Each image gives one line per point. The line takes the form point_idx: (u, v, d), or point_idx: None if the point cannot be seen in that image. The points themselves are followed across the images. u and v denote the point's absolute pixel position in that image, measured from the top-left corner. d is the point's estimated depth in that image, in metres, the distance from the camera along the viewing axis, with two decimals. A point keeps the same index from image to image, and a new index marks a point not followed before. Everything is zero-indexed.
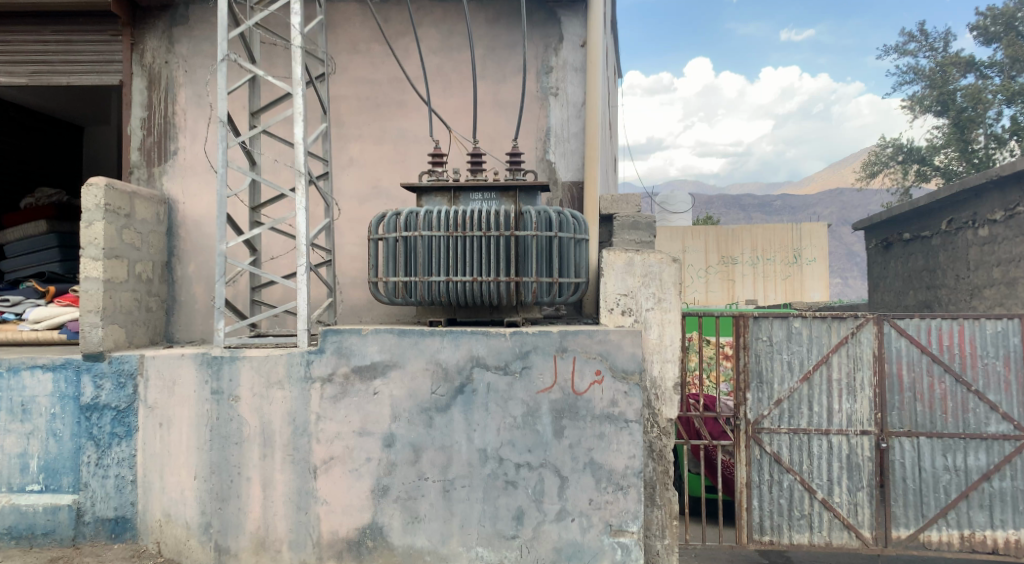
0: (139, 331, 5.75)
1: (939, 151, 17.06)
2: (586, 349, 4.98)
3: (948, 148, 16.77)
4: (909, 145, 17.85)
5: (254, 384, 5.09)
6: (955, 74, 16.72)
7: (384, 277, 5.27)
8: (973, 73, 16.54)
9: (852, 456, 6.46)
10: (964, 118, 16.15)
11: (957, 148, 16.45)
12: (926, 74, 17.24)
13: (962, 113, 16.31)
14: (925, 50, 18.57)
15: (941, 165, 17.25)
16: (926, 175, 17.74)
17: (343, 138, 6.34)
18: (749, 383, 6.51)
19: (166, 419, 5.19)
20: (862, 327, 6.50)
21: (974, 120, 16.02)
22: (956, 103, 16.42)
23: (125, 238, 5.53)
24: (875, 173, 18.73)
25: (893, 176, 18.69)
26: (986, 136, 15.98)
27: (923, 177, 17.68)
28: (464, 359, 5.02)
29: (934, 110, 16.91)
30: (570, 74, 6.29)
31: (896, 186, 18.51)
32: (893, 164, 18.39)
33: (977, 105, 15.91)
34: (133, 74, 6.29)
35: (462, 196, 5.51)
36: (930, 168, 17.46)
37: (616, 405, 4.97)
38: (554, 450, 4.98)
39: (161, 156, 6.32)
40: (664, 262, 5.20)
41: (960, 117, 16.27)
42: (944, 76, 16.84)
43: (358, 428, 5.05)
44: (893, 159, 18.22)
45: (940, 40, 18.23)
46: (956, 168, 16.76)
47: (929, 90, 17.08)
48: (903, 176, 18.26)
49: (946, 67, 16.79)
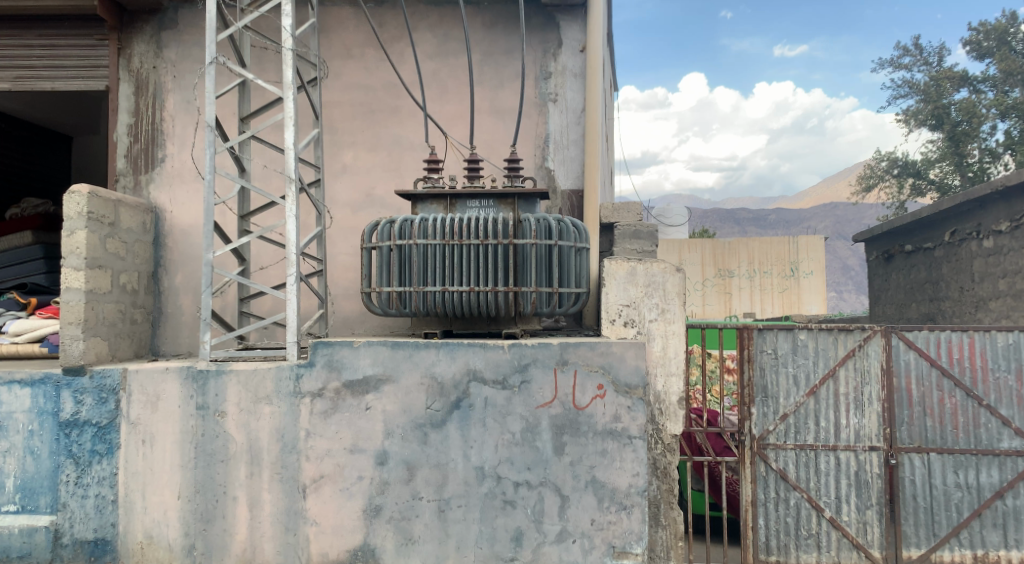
0: (123, 344, 5.54)
1: (934, 165, 16.97)
2: (588, 362, 4.79)
3: (942, 162, 16.69)
4: (905, 159, 17.80)
5: (241, 399, 4.88)
6: (949, 87, 16.50)
7: (377, 288, 5.08)
8: (967, 88, 16.49)
9: (861, 473, 6.25)
10: (959, 132, 16.10)
11: (952, 162, 16.39)
12: (920, 88, 17.19)
13: (956, 127, 16.26)
14: (919, 65, 18.61)
15: (936, 179, 17.19)
16: (921, 189, 17.68)
17: (337, 145, 6.17)
18: (753, 398, 6.32)
19: (149, 435, 4.96)
20: (870, 339, 6.32)
21: (969, 134, 15.98)
22: (950, 118, 16.38)
23: (110, 247, 5.34)
24: (871, 186, 18.66)
25: (889, 189, 18.65)
26: (980, 150, 15.92)
27: (919, 191, 17.67)
28: (460, 373, 4.82)
29: (929, 124, 16.86)
30: (569, 80, 6.15)
31: (892, 200, 18.42)
32: (889, 178, 18.34)
33: (972, 119, 15.86)
34: (120, 79, 6.13)
35: (459, 203, 5.34)
36: (925, 182, 17.36)
37: (619, 420, 4.77)
38: (554, 468, 4.77)
39: (148, 163, 6.15)
40: (668, 272, 5.03)
41: (954, 132, 16.22)
42: (938, 90, 16.67)
43: (350, 445, 4.83)
44: (888, 172, 18.14)
45: (935, 55, 18.28)
46: (952, 182, 16.71)
47: (924, 104, 17.01)
48: (899, 190, 18.22)
49: (940, 80, 16.62)
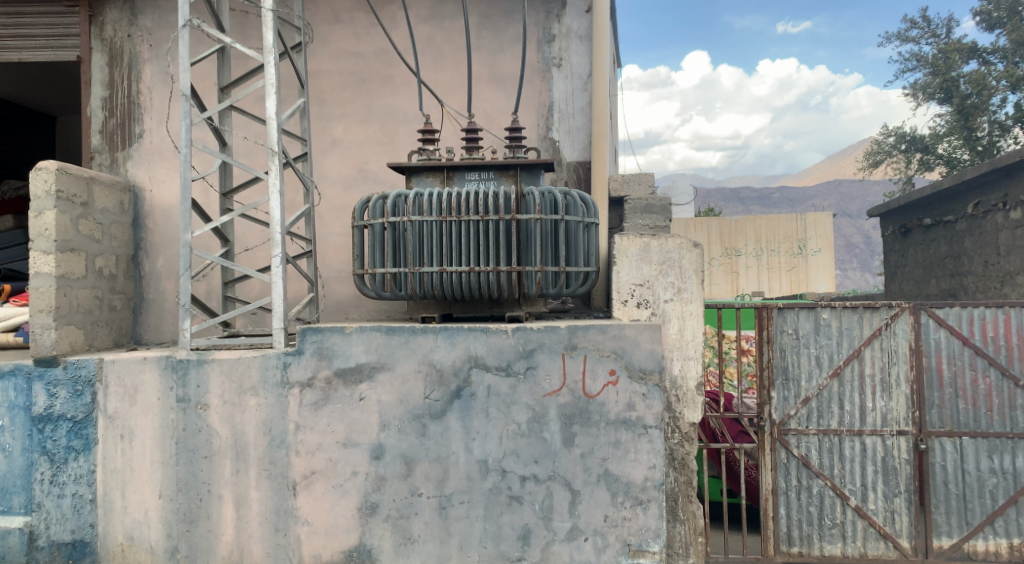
0: (102, 333, 5.18)
1: (942, 139, 16.33)
2: (599, 346, 4.42)
3: (951, 136, 16.04)
4: (913, 133, 17.13)
5: (225, 391, 4.53)
6: (959, 61, 15.93)
7: (370, 269, 4.69)
8: (977, 60, 15.85)
9: (888, 459, 5.89)
10: (968, 105, 15.42)
11: (962, 136, 15.75)
12: (928, 60, 16.54)
13: (965, 100, 15.57)
14: (927, 37, 18.01)
15: (944, 153, 16.48)
16: (930, 165, 17.07)
17: (326, 118, 5.76)
18: (773, 381, 5.95)
19: (128, 430, 4.61)
20: (897, 317, 5.92)
21: (979, 107, 15.31)
22: (960, 91, 15.72)
23: (83, 229, 4.93)
24: (878, 163, 18.08)
25: (897, 165, 17.91)
26: (990, 123, 15.30)
27: (927, 166, 16.92)
28: (461, 359, 4.45)
29: (937, 98, 16.18)
30: (574, 43, 5.70)
31: (900, 176, 17.83)
32: (896, 153, 17.66)
33: (982, 91, 15.18)
34: (91, 49, 5.68)
35: (457, 176, 4.92)
36: (934, 156, 16.72)
37: (633, 409, 4.40)
38: (563, 461, 4.41)
39: (125, 140, 5.72)
40: (684, 248, 4.62)
41: (964, 105, 15.54)
42: (947, 62, 16.02)
43: (343, 438, 4.49)
44: (896, 148, 17.48)
45: (944, 27, 17.66)
46: (961, 156, 16.08)
47: (932, 78, 16.36)
48: (907, 164, 17.50)
49: (949, 53, 15.99)
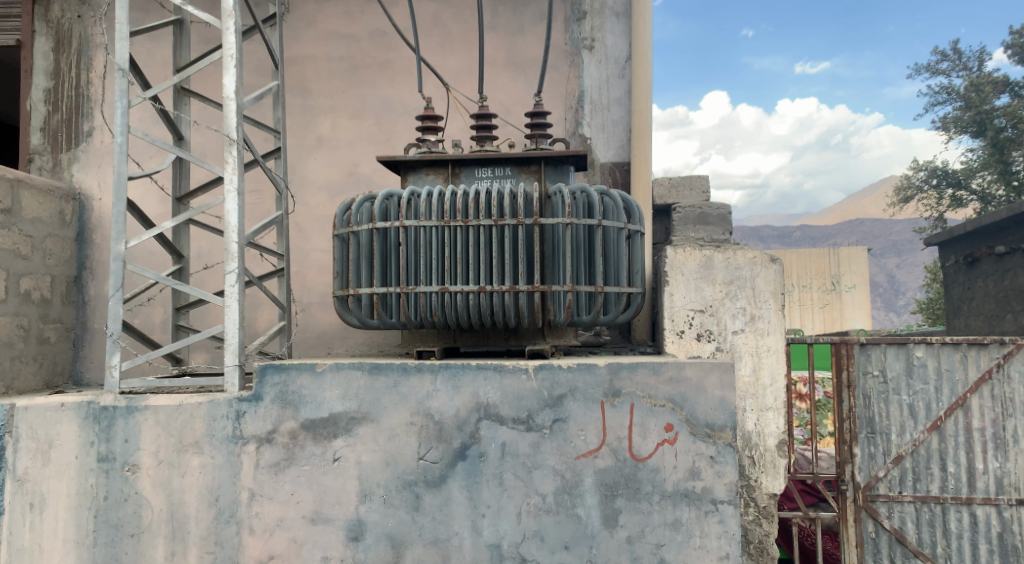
0: (26, 372, 4.18)
1: (976, 174, 14.41)
2: (651, 393, 3.31)
3: (985, 171, 14.08)
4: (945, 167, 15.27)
5: (160, 448, 3.47)
6: (992, 93, 14.03)
7: (354, 290, 3.66)
8: (1011, 92, 13.94)
9: (1006, 536, 4.60)
10: (1002, 139, 13.54)
11: (996, 169, 13.75)
12: (960, 92, 14.68)
13: (999, 133, 13.68)
14: (959, 70, 16.92)
15: (978, 189, 14.50)
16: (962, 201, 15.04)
17: (310, 111, 4.85)
18: (856, 435, 4.71)
19: (39, 498, 3.54)
20: (1013, 356, 4.68)
21: (1015, 140, 13.40)
22: (993, 123, 13.82)
23: (5, 243, 3.91)
24: (907, 199, 16.01)
25: (926, 203, 15.80)
26: None
27: (958, 202, 15.03)
28: (467, 408, 3.36)
29: (970, 132, 14.27)
30: (609, 21, 4.77)
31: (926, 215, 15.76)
32: (927, 188, 15.73)
33: (1019, 124, 13.36)
34: (34, 32, 4.90)
35: (465, 173, 3.88)
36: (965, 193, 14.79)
37: (697, 478, 3.27)
38: (603, 547, 3.28)
39: (70, 138, 4.89)
40: (759, 263, 3.52)
41: (997, 138, 13.64)
42: (979, 95, 14.14)
43: (311, 513, 3.41)
44: (927, 183, 15.60)
45: (977, 58, 16.55)
46: (996, 193, 14.04)
47: (964, 111, 14.50)
48: (937, 201, 15.47)
49: (981, 85, 14.15)
